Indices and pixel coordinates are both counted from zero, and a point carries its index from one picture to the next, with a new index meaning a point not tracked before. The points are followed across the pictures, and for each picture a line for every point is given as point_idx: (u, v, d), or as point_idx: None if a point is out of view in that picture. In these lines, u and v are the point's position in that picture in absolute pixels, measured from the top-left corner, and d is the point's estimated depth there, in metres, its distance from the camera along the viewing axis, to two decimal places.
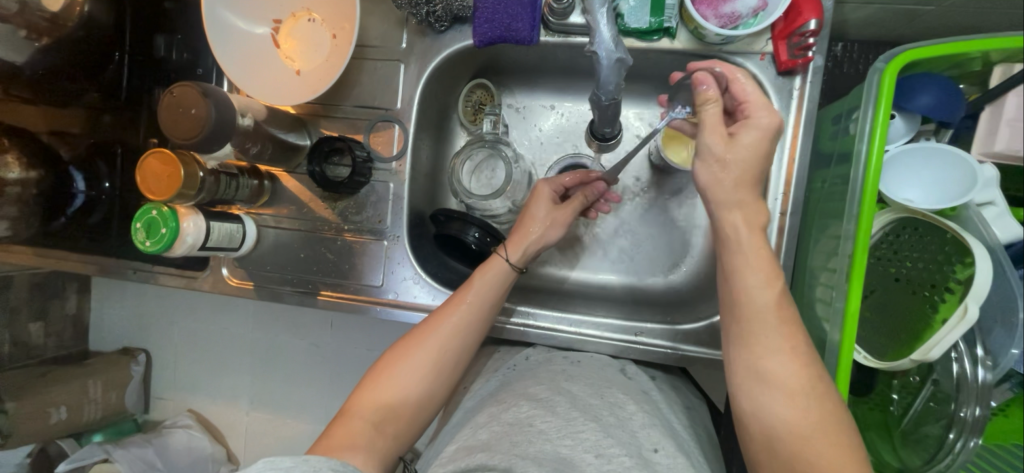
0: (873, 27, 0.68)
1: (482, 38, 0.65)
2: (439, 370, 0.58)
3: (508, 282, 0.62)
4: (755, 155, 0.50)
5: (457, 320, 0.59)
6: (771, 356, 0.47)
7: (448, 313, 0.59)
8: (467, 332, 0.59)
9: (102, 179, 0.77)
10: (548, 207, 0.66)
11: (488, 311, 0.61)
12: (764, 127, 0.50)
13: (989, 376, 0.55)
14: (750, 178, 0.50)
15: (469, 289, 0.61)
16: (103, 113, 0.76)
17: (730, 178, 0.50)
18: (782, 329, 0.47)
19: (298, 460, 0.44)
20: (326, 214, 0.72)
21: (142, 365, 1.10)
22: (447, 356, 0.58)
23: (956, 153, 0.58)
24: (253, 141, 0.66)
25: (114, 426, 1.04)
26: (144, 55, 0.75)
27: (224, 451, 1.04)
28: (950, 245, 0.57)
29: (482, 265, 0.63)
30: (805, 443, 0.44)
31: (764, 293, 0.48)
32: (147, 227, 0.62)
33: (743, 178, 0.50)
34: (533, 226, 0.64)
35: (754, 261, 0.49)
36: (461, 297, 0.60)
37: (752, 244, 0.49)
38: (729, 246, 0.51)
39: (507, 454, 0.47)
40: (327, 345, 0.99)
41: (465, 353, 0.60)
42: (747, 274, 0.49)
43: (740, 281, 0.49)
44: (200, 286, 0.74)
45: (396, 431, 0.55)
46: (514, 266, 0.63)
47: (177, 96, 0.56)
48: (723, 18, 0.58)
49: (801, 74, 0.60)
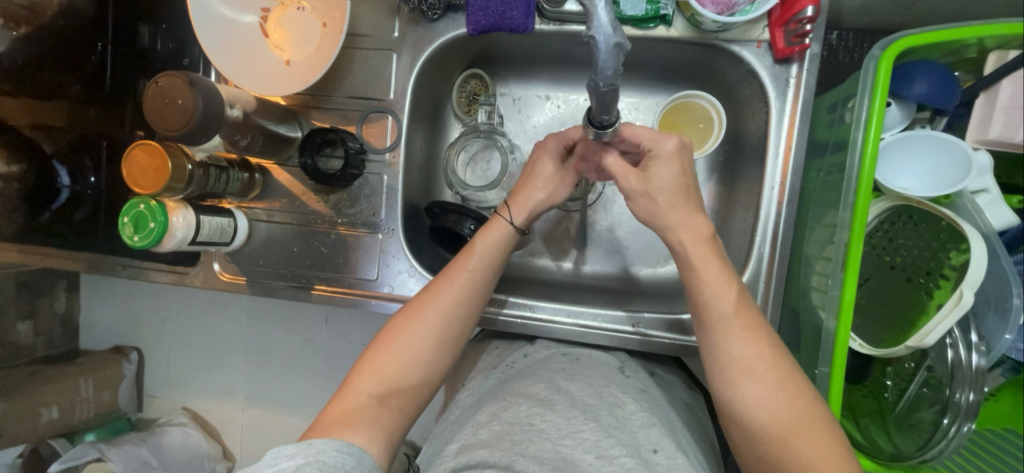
0: (868, 15, 0.68)
1: (476, 26, 0.64)
2: (442, 342, 0.57)
3: (513, 244, 0.62)
4: (676, 180, 0.56)
5: (457, 290, 0.58)
6: (748, 357, 0.49)
7: (448, 282, 0.58)
8: (469, 300, 0.58)
9: (87, 174, 0.74)
10: (554, 167, 0.63)
11: (491, 278, 0.60)
12: (672, 153, 0.56)
13: (983, 362, 0.56)
14: (683, 193, 0.56)
15: (470, 255, 0.59)
16: (88, 106, 0.73)
17: (663, 205, 0.56)
18: (751, 332, 0.50)
19: (301, 446, 0.47)
20: (319, 207, 0.70)
21: (134, 363, 1.07)
22: (450, 328, 0.57)
23: (945, 140, 0.58)
24: (243, 133, 0.64)
25: (107, 425, 1.04)
26: (128, 45, 0.72)
27: (220, 448, 1.04)
28: (945, 232, 0.57)
29: (484, 227, 0.62)
30: (788, 441, 0.47)
31: (729, 304, 0.51)
32: (135, 222, 0.60)
33: (673, 201, 0.56)
34: (536, 188, 0.62)
35: (714, 276, 0.52)
36: (462, 266, 0.59)
37: (701, 260, 0.53)
38: (688, 261, 0.54)
39: (509, 452, 0.47)
40: (322, 340, 0.98)
41: (468, 327, 0.59)
42: (710, 280, 0.52)
43: (705, 286, 0.52)
44: (192, 281, 0.73)
45: (401, 405, 0.55)
46: (517, 226, 0.62)
47: (163, 86, 0.54)
48: (720, 5, 0.57)
49: (798, 62, 0.59)
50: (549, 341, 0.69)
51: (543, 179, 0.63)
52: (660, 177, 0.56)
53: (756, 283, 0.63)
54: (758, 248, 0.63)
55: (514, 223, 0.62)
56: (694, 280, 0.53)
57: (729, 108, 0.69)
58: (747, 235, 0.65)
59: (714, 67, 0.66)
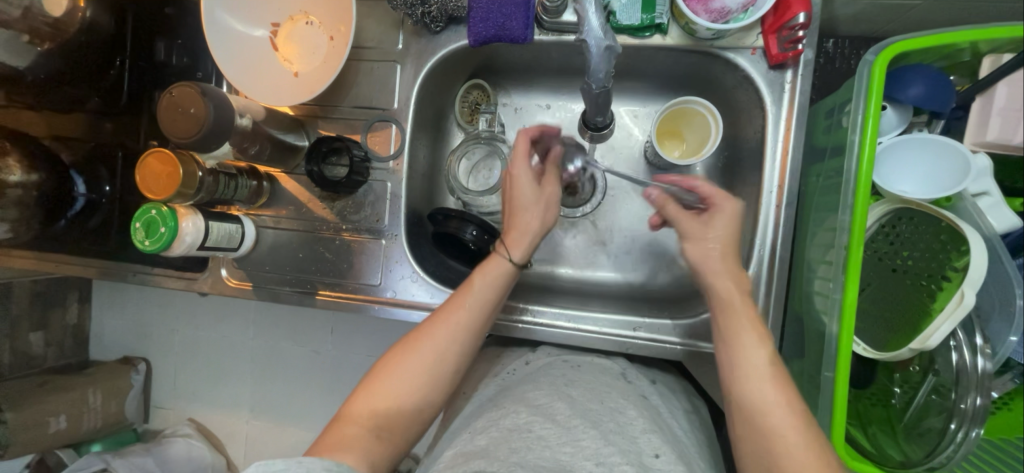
0: (863, 24, 0.69)
1: (476, 37, 0.65)
2: (437, 376, 0.57)
3: (512, 281, 0.62)
4: (731, 234, 0.56)
5: (457, 327, 0.58)
6: (774, 411, 0.48)
7: (447, 319, 0.58)
8: (465, 336, 0.58)
9: (102, 183, 0.77)
10: (533, 190, 0.62)
11: (489, 317, 0.61)
12: (730, 211, 0.56)
13: (989, 365, 0.55)
14: (731, 251, 0.56)
15: (469, 294, 0.60)
16: (106, 120, 0.77)
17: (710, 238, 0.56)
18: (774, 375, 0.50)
19: (290, 462, 0.47)
20: (324, 213, 0.72)
21: (142, 374, 1.08)
22: (448, 366, 0.58)
23: (942, 141, 0.58)
24: (251, 141, 0.65)
25: (114, 435, 1.05)
26: (145, 60, 0.75)
27: (224, 460, 1.04)
28: (945, 233, 0.58)
29: (481, 264, 0.62)
30: None
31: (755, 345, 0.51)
32: (146, 227, 0.62)
33: (726, 255, 0.55)
34: (534, 216, 0.62)
35: (742, 313, 0.53)
36: (458, 303, 0.59)
37: (743, 309, 0.53)
38: (720, 299, 0.54)
39: (506, 461, 0.47)
40: (327, 351, 0.99)
41: (465, 363, 0.59)
42: (744, 333, 0.52)
43: (743, 338, 0.52)
44: (199, 287, 0.74)
45: (393, 437, 0.55)
46: (517, 262, 0.61)
47: (176, 96, 0.56)
48: (713, 13, 0.58)
49: (792, 68, 0.60)
50: (551, 347, 0.70)
51: (526, 206, 0.62)
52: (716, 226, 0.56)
53: (757, 287, 0.63)
54: (757, 252, 0.63)
55: (511, 260, 0.61)
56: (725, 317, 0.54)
57: (726, 115, 0.71)
58: (746, 241, 0.65)
59: (711, 75, 0.67)
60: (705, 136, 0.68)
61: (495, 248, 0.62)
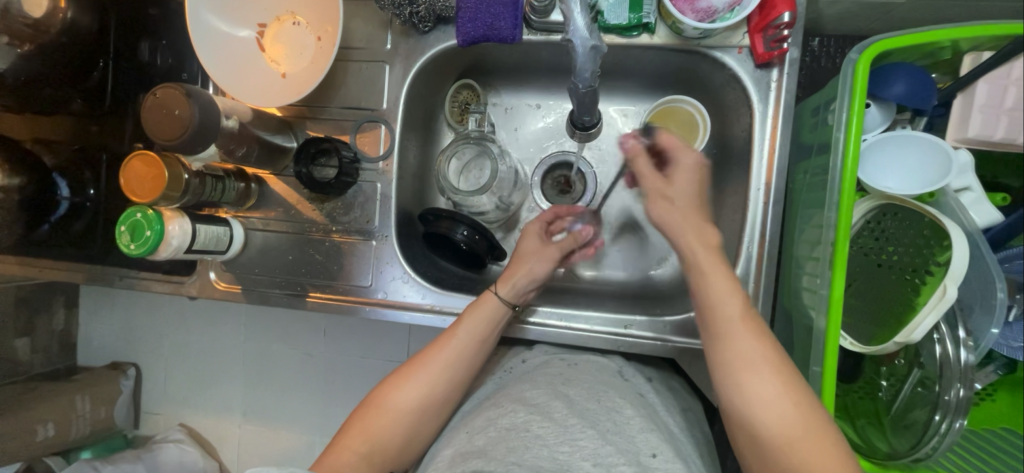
0: (847, 22, 0.70)
1: (465, 37, 0.65)
2: (427, 407, 0.59)
3: (502, 319, 0.63)
4: (695, 191, 0.57)
5: (448, 358, 0.60)
6: (750, 368, 0.49)
7: (439, 350, 0.60)
8: (456, 371, 0.60)
9: (87, 186, 0.75)
10: (535, 243, 0.67)
11: (480, 349, 0.62)
12: (691, 166, 0.58)
13: (972, 357, 0.56)
14: (695, 206, 0.57)
15: (460, 327, 0.61)
16: (91, 123, 0.75)
17: (674, 202, 0.57)
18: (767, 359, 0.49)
19: None
20: (314, 215, 0.71)
21: (132, 379, 1.07)
22: (439, 397, 0.59)
23: (923, 137, 0.59)
24: (238, 143, 0.65)
25: (103, 441, 1.03)
26: (127, 61, 0.74)
27: (216, 465, 1.03)
28: (929, 229, 0.59)
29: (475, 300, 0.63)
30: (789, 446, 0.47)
31: (743, 331, 0.51)
32: (131, 230, 0.61)
33: (690, 211, 0.57)
34: (542, 262, 0.65)
35: (728, 301, 0.52)
36: (449, 339, 0.60)
37: (713, 269, 0.54)
38: (706, 287, 0.53)
39: (504, 461, 0.47)
40: (319, 353, 0.99)
41: (455, 390, 0.60)
42: (716, 288, 0.53)
43: (714, 295, 0.53)
44: (188, 291, 0.74)
45: (384, 464, 0.57)
46: (507, 302, 0.63)
47: (161, 97, 0.56)
48: (700, 12, 0.59)
49: (778, 66, 0.61)
50: (547, 345, 0.70)
51: (528, 254, 0.66)
52: (677, 181, 0.57)
53: (747, 282, 0.63)
54: (746, 249, 0.63)
55: (504, 301, 0.63)
56: (712, 303, 0.53)
57: (714, 113, 0.71)
58: (736, 237, 0.66)
59: (699, 73, 0.68)
60: (693, 135, 0.68)
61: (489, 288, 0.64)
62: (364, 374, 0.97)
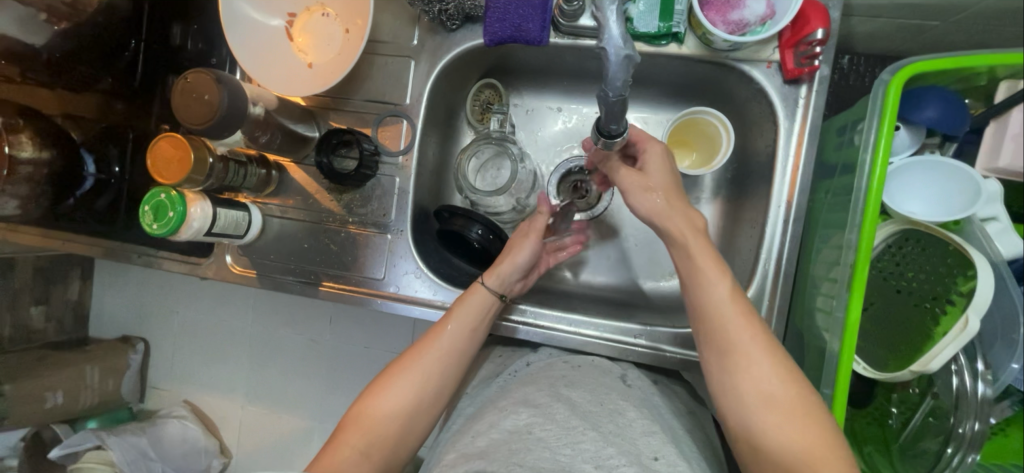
0: (880, 41, 0.69)
1: (492, 37, 0.65)
2: (422, 401, 0.59)
3: (490, 310, 0.64)
4: (670, 178, 0.58)
5: (441, 348, 0.60)
6: (743, 349, 0.50)
7: (431, 341, 0.61)
8: (449, 363, 0.61)
9: (112, 164, 0.76)
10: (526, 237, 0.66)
11: (472, 341, 0.62)
12: (660, 153, 0.59)
13: (988, 391, 0.55)
14: (675, 194, 0.57)
15: (449, 317, 0.62)
16: (117, 101, 0.77)
17: (661, 197, 0.56)
18: (769, 365, 0.49)
19: None
20: (331, 205, 0.72)
21: (139, 354, 1.10)
22: (434, 390, 0.60)
23: (950, 164, 0.58)
24: (263, 131, 0.66)
25: (109, 414, 1.04)
26: (160, 44, 0.76)
27: (217, 443, 1.04)
28: (953, 256, 0.57)
29: (462, 295, 0.64)
30: (774, 428, 0.47)
31: (744, 335, 0.50)
32: (155, 210, 0.62)
33: (672, 199, 0.56)
34: (522, 252, 0.65)
35: (730, 307, 0.51)
36: (440, 328, 0.61)
37: (699, 250, 0.53)
38: (705, 293, 0.52)
39: (506, 462, 0.47)
40: (326, 341, 1.00)
41: (449, 384, 0.61)
42: (705, 271, 0.52)
43: (703, 277, 0.52)
44: (203, 272, 0.75)
45: (383, 458, 0.57)
46: (494, 292, 0.64)
47: (191, 82, 0.57)
48: (731, 24, 0.58)
49: (807, 83, 0.60)
50: (554, 348, 0.70)
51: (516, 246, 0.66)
52: (650, 166, 0.59)
53: (761, 298, 0.63)
54: (762, 266, 0.63)
55: (494, 292, 0.64)
56: (713, 307, 0.51)
57: (737, 127, 0.70)
58: (752, 252, 0.65)
59: (724, 86, 0.67)
60: (716, 147, 0.67)
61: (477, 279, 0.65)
62: (368, 364, 0.97)
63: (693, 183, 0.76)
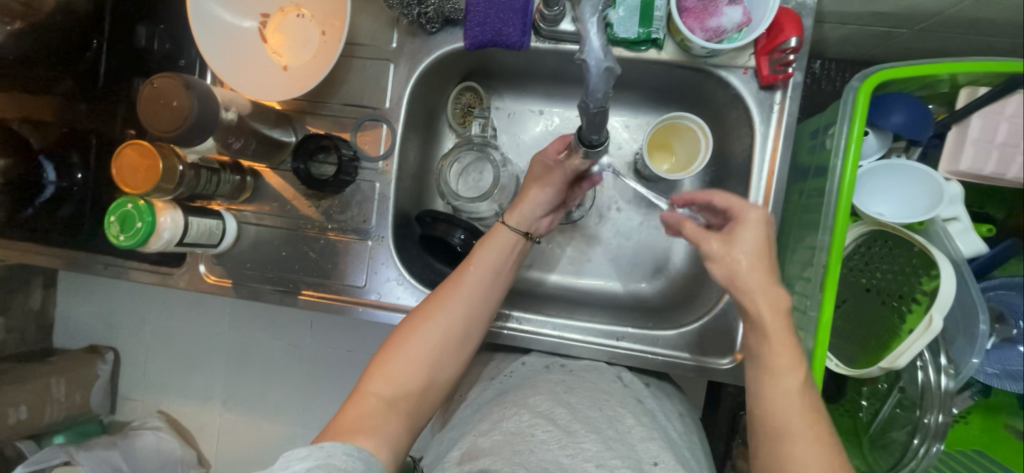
0: (850, 47, 0.72)
1: (473, 40, 0.65)
2: (449, 345, 0.58)
3: (516, 249, 0.63)
4: (764, 249, 0.50)
5: (464, 290, 0.59)
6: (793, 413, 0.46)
7: (454, 285, 0.60)
8: (474, 304, 0.60)
9: (74, 171, 0.73)
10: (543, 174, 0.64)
11: (496, 284, 0.61)
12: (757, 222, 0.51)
13: (952, 385, 0.58)
14: (765, 263, 0.49)
15: (472, 260, 0.61)
16: (80, 102, 0.72)
17: (746, 271, 0.49)
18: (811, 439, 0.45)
19: (312, 448, 0.48)
20: (309, 211, 0.71)
21: (110, 364, 1.05)
22: (460, 333, 0.59)
23: (905, 166, 0.61)
24: (237, 136, 0.64)
25: (79, 426, 1.00)
26: (124, 43, 0.72)
27: (194, 454, 1.01)
28: (918, 257, 0.60)
29: (485, 236, 0.63)
30: None
31: (810, 440, 0.45)
32: (121, 221, 0.60)
33: (757, 260, 0.49)
34: (542, 187, 0.63)
35: (799, 421, 0.46)
36: (462, 273, 0.60)
37: (756, 274, 0.49)
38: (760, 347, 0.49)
39: (509, 461, 0.48)
40: (306, 346, 0.98)
41: (475, 329, 0.60)
42: (761, 303, 0.48)
43: (756, 310, 0.48)
44: (176, 282, 0.72)
45: (410, 408, 0.56)
46: (517, 231, 0.63)
47: (158, 87, 0.54)
48: (710, 31, 0.59)
49: (781, 89, 0.62)
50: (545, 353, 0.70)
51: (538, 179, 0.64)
52: (742, 241, 0.50)
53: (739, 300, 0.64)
54: None
55: (516, 231, 0.63)
56: (777, 419, 0.46)
57: (716, 130, 0.72)
58: None
59: (703, 90, 0.68)
60: (695, 152, 0.68)
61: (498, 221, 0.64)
62: (351, 368, 0.96)
63: (672, 185, 0.77)
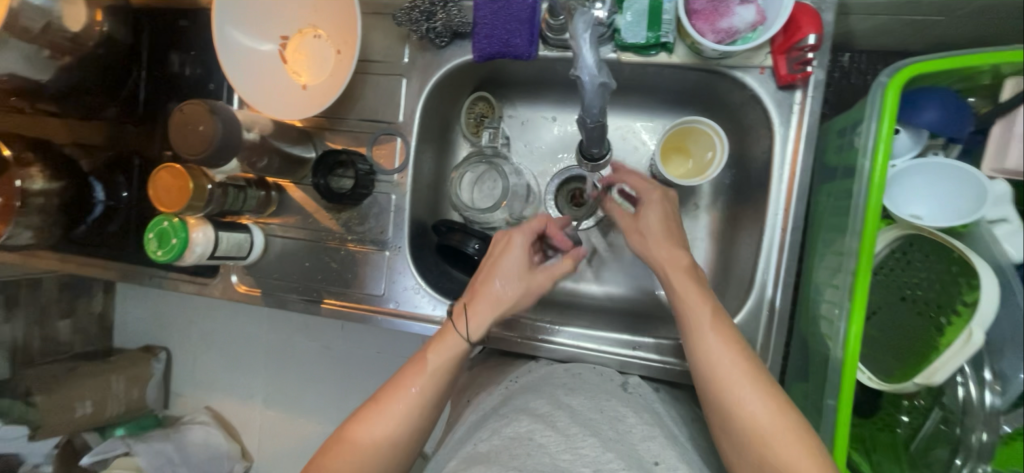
0: (881, 38, 0.67)
1: (481, 53, 0.66)
2: (392, 457, 0.56)
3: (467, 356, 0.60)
4: (665, 221, 0.60)
5: (413, 399, 0.57)
6: (728, 370, 0.50)
7: (403, 391, 0.57)
8: (422, 411, 0.57)
9: (119, 189, 0.78)
10: (520, 266, 0.61)
11: (447, 390, 0.59)
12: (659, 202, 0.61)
13: (999, 402, 0.53)
14: (671, 235, 0.59)
15: (423, 368, 0.59)
16: (125, 123, 0.79)
17: (653, 241, 0.59)
18: (752, 386, 0.49)
19: None
20: (330, 224, 0.73)
21: (163, 362, 1.13)
22: (409, 441, 0.57)
23: (933, 163, 0.58)
24: (258, 155, 0.69)
25: (134, 421, 1.07)
26: (160, 70, 0.78)
27: (239, 448, 1.07)
28: (956, 264, 0.56)
29: (438, 338, 0.61)
30: (764, 444, 0.47)
31: (749, 391, 0.49)
32: (158, 237, 0.65)
33: (662, 234, 0.59)
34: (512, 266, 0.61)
35: (736, 375, 0.50)
36: (413, 379, 0.58)
37: (672, 264, 0.57)
38: (689, 318, 0.54)
39: (506, 466, 0.47)
40: (338, 347, 1.02)
41: (424, 435, 0.58)
42: (678, 282, 0.56)
43: (679, 293, 0.55)
44: (212, 292, 0.77)
45: None
46: (470, 340, 0.60)
47: (187, 113, 0.58)
48: (721, 33, 0.57)
49: (802, 88, 0.59)
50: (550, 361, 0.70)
51: (505, 281, 0.61)
52: (647, 219, 0.61)
53: (759, 311, 0.62)
54: (761, 274, 0.62)
55: (468, 338, 0.60)
56: (718, 379, 0.50)
57: (734, 132, 0.69)
58: (751, 260, 0.64)
59: (719, 92, 0.66)
60: (711, 155, 0.66)
61: (454, 320, 0.61)
62: (380, 368, 0.99)
63: (692, 189, 0.75)
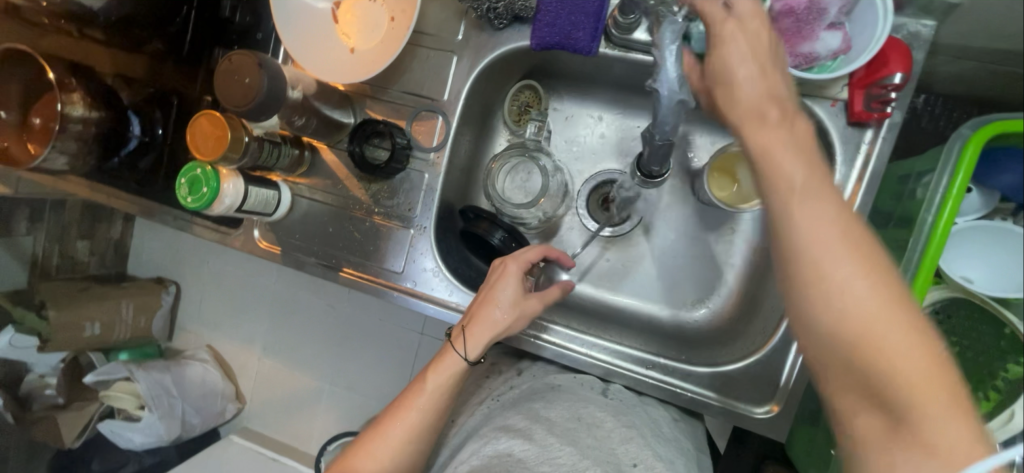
0: (962, 83, 0.64)
1: (540, 41, 0.62)
2: None
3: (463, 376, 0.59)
4: (749, 64, 0.44)
5: (414, 418, 0.57)
6: (833, 260, 0.37)
7: (406, 409, 0.58)
8: (421, 429, 0.57)
9: (155, 126, 0.78)
10: (518, 293, 0.59)
11: (448, 408, 0.59)
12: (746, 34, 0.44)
13: None
14: (760, 81, 0.44)
15: (424, 388, 0.58)
16: (167, 60, 0.78)
17: (732, 90, 0.44)
18: (870, 281, 0.36)
19: None
20: (360, 193, 0.72)
21: (172, 295, 1.14)
22: (409, 460, 0.57)
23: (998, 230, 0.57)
24: (300, 114, 0.68)
25: (139, 348, 1.11)
26: (210, 12, 0.76)
27: (233, 390, 1.10)
28: (1007, 341, 0.55)
29: (437, 358, 0.60)
30: (883, 353, 0.35)
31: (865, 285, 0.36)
32: (190, 184, 0.64)
33: (747, 82, 0.44)
34: (510, 291, 0.59)
35: (847, 263, 0.37)
36: (412, 401, 0.58)
37: (761, 122, 0.42)
38: (784, 187, 0.39)
39: None
40: (343, 309, 1.02)
41: (422, 454, 0.58)
42: (770, 141, 0.41)
43: (772, 157, 0.40)
44: (232, 242, 0.77)
45: None
46: (468, 359, 0.58)
47: (234, 63, 0.57)
48: (799, 57, 0.54)
49: (874, 128, 0.55)
50: (544, 367, 0.69)
51: (502, 307, 0.58)
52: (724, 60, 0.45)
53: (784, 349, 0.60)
54: None
55: (466, 357, 0.58)
56: (823, 270, 0.37)
57: None
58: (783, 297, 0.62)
59: None
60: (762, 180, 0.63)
61: (452, 341, 0.60)
62: (382, 337, 1.00)
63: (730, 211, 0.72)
